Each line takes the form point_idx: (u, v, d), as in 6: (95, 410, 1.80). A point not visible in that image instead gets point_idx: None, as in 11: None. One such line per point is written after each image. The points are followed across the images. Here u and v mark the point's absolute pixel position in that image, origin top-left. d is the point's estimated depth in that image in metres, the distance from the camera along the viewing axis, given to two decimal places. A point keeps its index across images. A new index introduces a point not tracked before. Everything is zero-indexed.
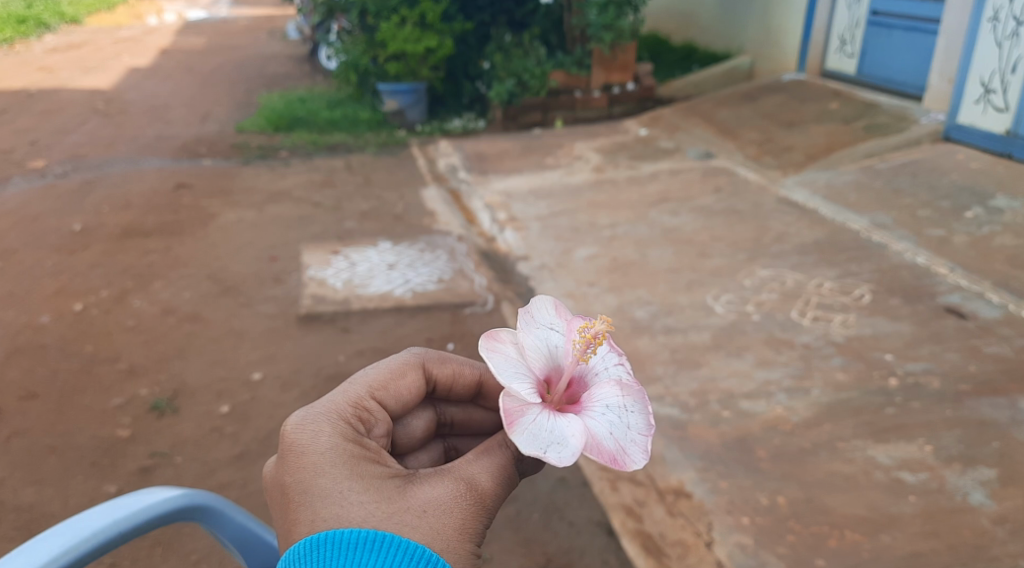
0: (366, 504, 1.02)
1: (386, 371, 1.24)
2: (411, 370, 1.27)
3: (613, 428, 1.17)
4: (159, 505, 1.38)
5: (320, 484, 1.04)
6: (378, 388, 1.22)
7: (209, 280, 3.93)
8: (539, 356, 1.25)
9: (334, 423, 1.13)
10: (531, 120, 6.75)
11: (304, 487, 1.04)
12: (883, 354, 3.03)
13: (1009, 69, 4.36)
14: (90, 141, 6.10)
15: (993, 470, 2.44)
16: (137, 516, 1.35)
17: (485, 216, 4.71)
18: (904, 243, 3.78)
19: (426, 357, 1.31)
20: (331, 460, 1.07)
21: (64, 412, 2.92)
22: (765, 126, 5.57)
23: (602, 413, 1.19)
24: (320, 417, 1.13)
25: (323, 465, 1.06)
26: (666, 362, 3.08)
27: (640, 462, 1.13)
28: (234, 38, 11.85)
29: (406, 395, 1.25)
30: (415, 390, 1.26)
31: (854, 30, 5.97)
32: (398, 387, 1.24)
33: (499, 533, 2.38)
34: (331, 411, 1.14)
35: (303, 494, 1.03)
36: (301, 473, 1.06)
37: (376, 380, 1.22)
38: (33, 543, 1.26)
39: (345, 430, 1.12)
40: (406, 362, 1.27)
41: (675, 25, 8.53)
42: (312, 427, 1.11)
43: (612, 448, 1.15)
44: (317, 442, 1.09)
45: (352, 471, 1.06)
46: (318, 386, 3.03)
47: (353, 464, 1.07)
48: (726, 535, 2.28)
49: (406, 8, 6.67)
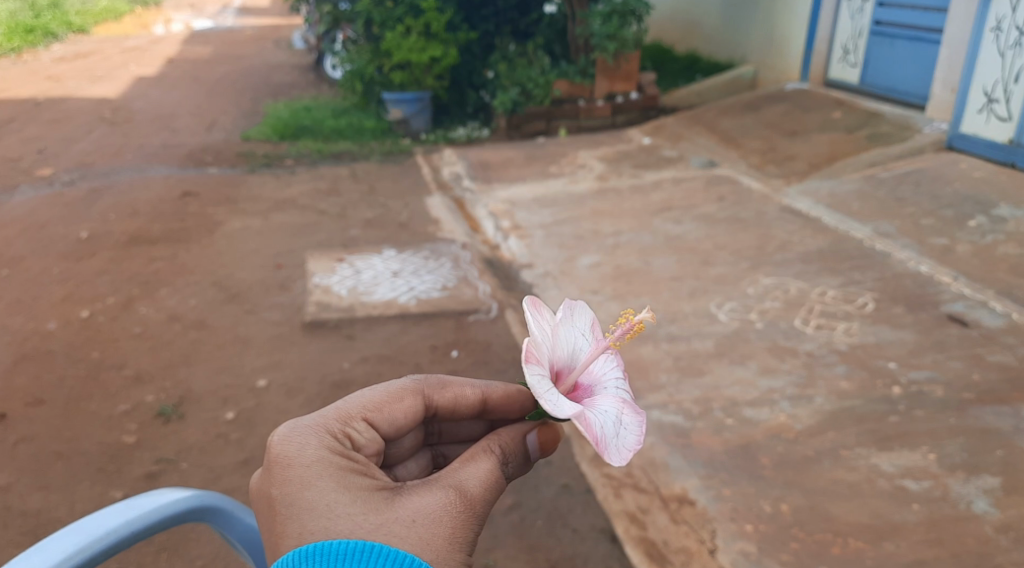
0: (353, 515, 0.97)
1: (381, 393, 1.19)
2: (408, 394, 1.21)
3: (604, 421, 1.14)
4: (169, 505, 1.33)
5: (306, 499, 0.99)
6: (372, 409, 1.16)
7: (215, 288, 3.94)
8: (562, 348, 1.25)
9: (319, 439, 1.07)
10: (534, 129, 6.80)
11: (290, 498, 0.99)
12: (886, 362, 3.03)
13: (1011, 79, 4.38)
14: (98, 152, 6.20)
15: (997, 478, 2.43)
16: (149, 516, 1.30)
17: (489, 224, 4.75)
18: (907, 252, 3.80)
19: (423, 381, 1.24)
20: (319, 472, 1.02)
21: (71, 419, 2.93)
22: (768, 134, 5.60)
23: (600, 410, 1.17)
24: (309, 430, 1.08)
25: (311, 478, 1.01)
26: (669, 370, 3.09)
27: (615, 462, 1.10)
28: (241, 51, 11.94)
29: (401, 419, 1.18)
30: (411, 412, 1.19)
31: (858, 39, 5.99)
32: (393, 411, 1.18)
33: (503, 539, 2.38)
34: (319, 425, 1.09)
35: (289, 507, 0.99)
36: (288, 486, 1.01)
37: (371, 402, 1.17)
38: (46, 541, 1.21)
39: (330, 445, 1.07)
40: (403, 385, 1.21)
41: (678, 35, 8.66)
42: (300, 438, 1.06)
43: (599, 435, 1.11)
44: (304, 455, 1.04)
45: (339, 483, 1.02)
46: (323, 393, 3.04)
47: (340, 478, 1.03)
48: (729, 542, 2.27)
49: (411, 17, 6.75)
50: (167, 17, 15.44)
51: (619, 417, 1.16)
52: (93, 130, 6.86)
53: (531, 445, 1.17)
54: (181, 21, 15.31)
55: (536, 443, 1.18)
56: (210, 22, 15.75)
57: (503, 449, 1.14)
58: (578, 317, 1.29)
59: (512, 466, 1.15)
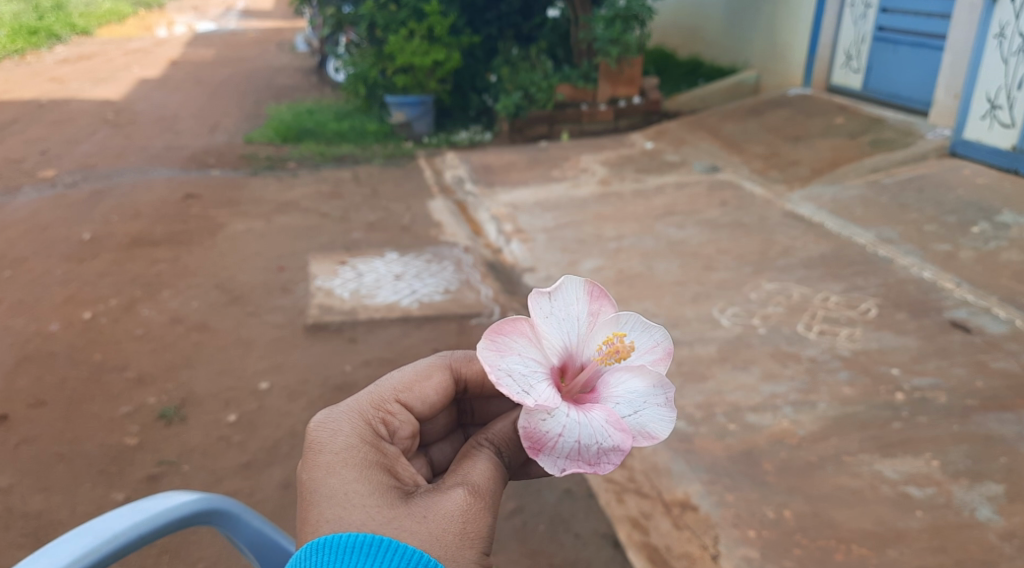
0: (370, 508, 1.01)
1: (414, 374, 1.22)
2: (436, 370, 1.24)
3: (519, 365, 1.13)
4: (177, 507, 1.32)
5: (329, 488, 1.04)
6: (402, 391, 1.20)
7: (217, 290, 3.94)
8: (617, 384, 1.22)
9: (351, 426, 1.12)
10: (537, 133, 6.77)
11: (316, 485, 1.05)
12: (889, 368, 3.03)
13: (1014, 86, 4.39)
14: (101, 153, 6.23)
15: (1001, 486, 2.42)
16: (156, 519, 1.30)
17: (491, 227, 4.75)
18: (910, 258, 3.79)
19: (451, 358, 1.28)
20: (345, 460, 1.07)
21: (73, 420, 2.93)
22: (771, 140, 5.60)
23: (538, 380, 1.13)
24: (343, 417, 1.13)
25: (336, 466, 1.06)
26: (672, 375, 3.09)
27: (480, 345, 1.12)
28: (244, 54, 11.96)
29: (432, 396, 1.22)
30: (440, 389, 1.23)
31: (861, 45, 6.00)
32: (423, 389, 1.22)
33: (504, 543, 2.37)
34: (353, 412, 1.15)
35: (313, 492, 1.04)
36: (315, 471, 1.06)
37: (403, 382, 1.21)
38: (55, 543, 1.21)
39: (361, 432, 1.12)
40: (431, 363, 1.25)
41: (681, 40, 8.68)
42: (333, 426, 1.11)
43: (505, 343, 1.14)
44: (336, 441, 1.10)
45: (361, 472, 1.06)
46: (325, 396, 3.04)
47: (363, 468, 1.07)
48: (732, 548, 2.27)
49: (414, 22, 6.76)
50: (169, 18, 15.40)
51: (534, 394, 1.10)
52: None
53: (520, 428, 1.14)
54: (184, 22, 15.33)
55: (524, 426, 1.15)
56: (212, 23, 15.78)
57: (498, 445, 1.14)
58: (652, 419, 1.17)
59: (507, 454, 1.14)
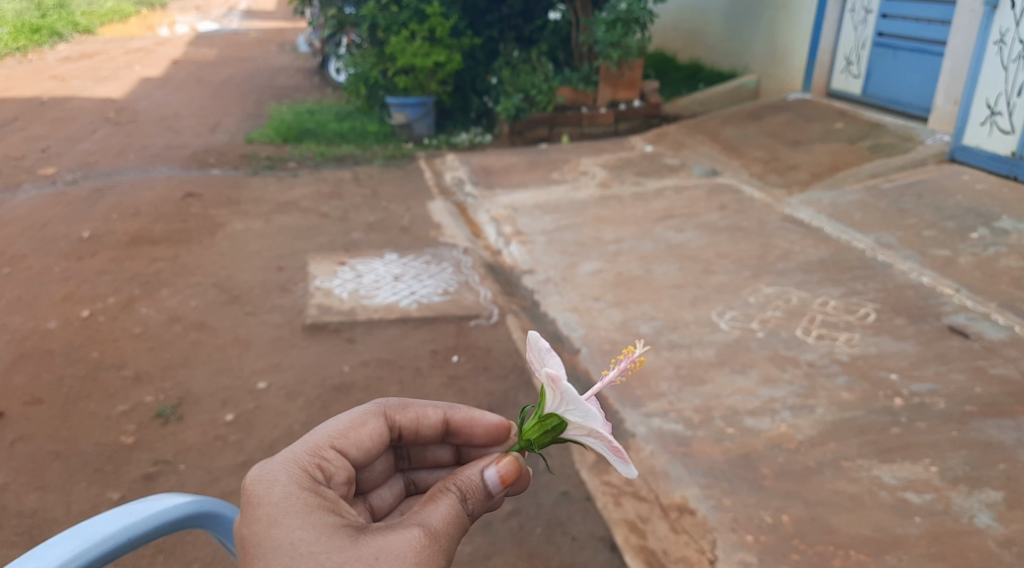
0: (318, 553, 0.98)
1: (347, 420, 1.24)
2: (372, 417, 1.27)
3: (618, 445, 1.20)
4: (169, 510, 1.31)
5: (274, 536, 1.00)
6: (338, 437, 1.21)
7: (216, 289, 3.94)
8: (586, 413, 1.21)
9: (291, 471, 1.10)
10: (538, 135, 6.83)
11: (259, 538, 1.01)
12: (888, 373, 3.03)
13: (1014, 92, 4.37)
14: (102, 152, 6.24)
15: (1000, 493, 2.42)
16: (146, 522, 1.27)
17: (491, 229, 4.76)
18: (909, 263, 3.80)
19: (387, 405, 1.31)
20: (289, 505, 1.04)
21: (69, 418, 2.93)
22: (768, 145, 5.61)
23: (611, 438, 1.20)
24: (280, 467, 1.10)
25: (276, 516, 1.03)
26: (670, 378, 3.09)
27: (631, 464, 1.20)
28: (247, 54, 12.03)
29: (368, 443, 1.24)
30: (375, 436, 1.25)
31: (860, 51, 6.01)
32: (358, 435, 1.23)
33: (501, 546, 2.36)
34: (288, 461, 1.12)
35: (258, 546, 1.00)
36: (255, 524, 1.02)
37: (337, 430, 1.22)
38: (40, 547, 1.18)
39: (302, 478, 1.10)
40: (369, 411, 1.28)
41: (680, 45, 8.74)
42: (268, 478, 1.07)
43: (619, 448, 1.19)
44: (272, 492, 1.05)
45: (308, 516, 1.03)
46: (324, 396, 3.04)
47: (311, 512, 1.04)
48: (730, 553, 2.26)
49: (415, 23, 6.75)
50: None
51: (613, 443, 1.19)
52: (97, 129, 6.85)
53: (491, 480, 1.15)
54: None
55: (495, 478, 1.15)
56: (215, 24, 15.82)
57: (462, 488, 1.13)
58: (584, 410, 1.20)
59: (473, 502, 1.13)
